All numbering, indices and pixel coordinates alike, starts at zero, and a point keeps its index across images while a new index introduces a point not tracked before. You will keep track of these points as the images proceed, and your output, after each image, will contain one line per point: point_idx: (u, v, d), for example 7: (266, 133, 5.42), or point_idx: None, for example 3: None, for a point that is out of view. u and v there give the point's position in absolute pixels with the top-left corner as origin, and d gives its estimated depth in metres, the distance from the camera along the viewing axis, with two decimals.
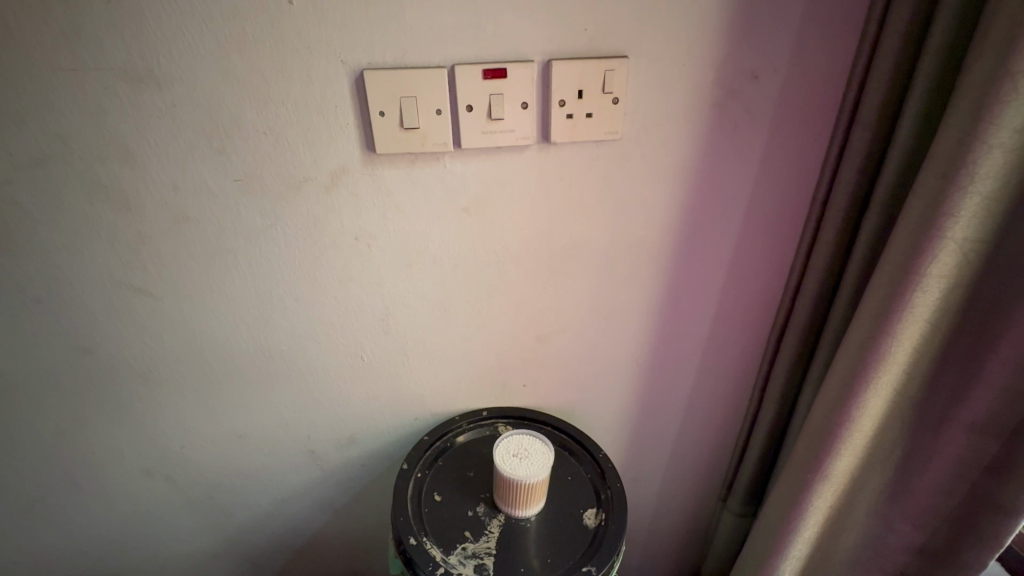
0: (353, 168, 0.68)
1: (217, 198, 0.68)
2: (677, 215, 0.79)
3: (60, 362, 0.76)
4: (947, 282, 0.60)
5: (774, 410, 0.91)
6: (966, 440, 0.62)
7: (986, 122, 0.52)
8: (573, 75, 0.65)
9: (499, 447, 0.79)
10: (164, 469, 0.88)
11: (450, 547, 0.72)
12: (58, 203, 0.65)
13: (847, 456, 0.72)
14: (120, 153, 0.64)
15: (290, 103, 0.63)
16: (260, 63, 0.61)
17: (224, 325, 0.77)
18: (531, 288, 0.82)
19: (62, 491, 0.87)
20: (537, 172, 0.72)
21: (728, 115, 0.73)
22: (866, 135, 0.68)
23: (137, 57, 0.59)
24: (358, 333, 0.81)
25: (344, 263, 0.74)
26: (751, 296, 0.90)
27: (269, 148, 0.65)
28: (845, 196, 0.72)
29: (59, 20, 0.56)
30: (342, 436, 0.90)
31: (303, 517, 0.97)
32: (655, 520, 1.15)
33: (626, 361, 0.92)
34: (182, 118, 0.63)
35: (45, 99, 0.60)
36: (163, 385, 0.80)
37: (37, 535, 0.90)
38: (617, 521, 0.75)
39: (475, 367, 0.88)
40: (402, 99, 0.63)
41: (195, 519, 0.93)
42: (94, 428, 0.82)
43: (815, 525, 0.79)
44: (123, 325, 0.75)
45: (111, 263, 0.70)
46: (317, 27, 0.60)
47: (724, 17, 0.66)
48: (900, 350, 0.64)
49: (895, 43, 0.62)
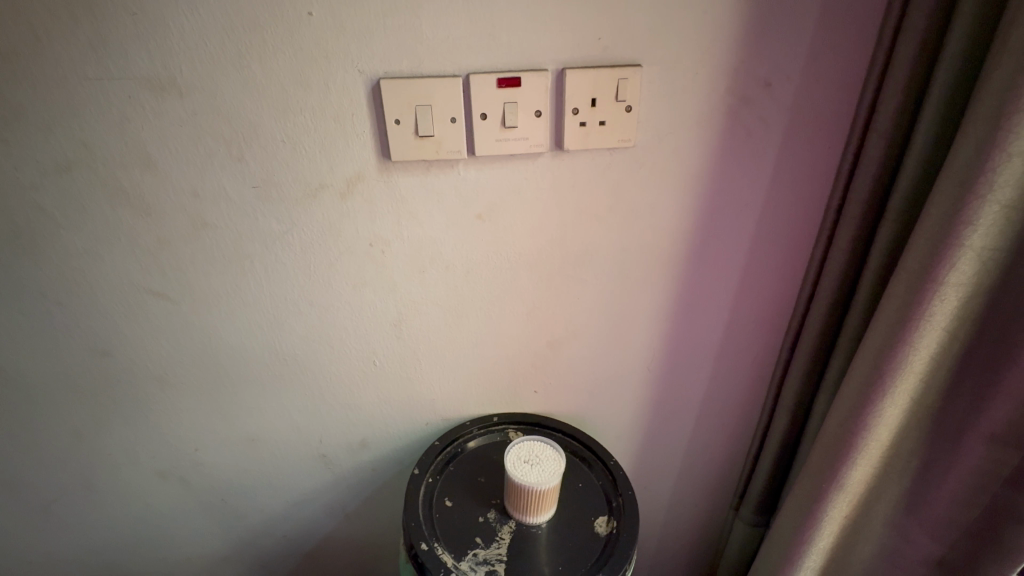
0: (368, 175, 0.69)
1: (234, 204, 0.69)
2: (688, 222, 0.79)
3: (81, 365, 0.78)
4: (964, 290, 0.59)
5: (787, 420, 0.90)
6: (985, 450, 0.61)
7: (1004, 130, 0.52)
8: (587, 83, 0.66)
9: (510, 453, 0.79)
10: (178, 471, 0.89)
11: (461, 554, 0.73)
12: (80, 208, 0.67)
13: (862, 466, 0.71)
14: (142, 160, 0.65)
15: (308, 111, 0.64)
16: (279, 72, 0.62)
17: (239, 330, 0.78)
18: (541, 294, 0.82)
19: (79, 491, 0.88)
20: (549, 180, 0.73)
21: (741, 123, 0.73)
22: (882, 143, 0.67)
23: (161, 68, 0.60)
24: (370, 338, 0.81)
25: (358, 269, 0.75)
26: (764, 303, 0.89)
27: (286, 155, 0.67)
28: (860, 203, 0.72)
29: (88, 32, 0.58)
30: (354, 441, 0.91)
31: (313, 521, 0.98)
32: (666, 529, 1.15)
33: (637, 369, 0.92)
34: (202, 125, 0.64)
35: (71, 107, 0.61)
36: (179, 388, 0.81)
37: (54, 534, 0.91)
38: (629, 529, 0.75)
39: (486, 373, 0.88)
40: (418, 107, 0.64)
41: (208, 522, 0.94)
42: (112, 430, 0.83)
43: (830, 536, 0.78)
44: (141, 328, 0.76)
45: (131, 267, 0.71)
46: (336, 37, 0.61)
47: (738, 26, 0.66)
48: (917, 359, 0.64)
49: (911, 52, 0.62)
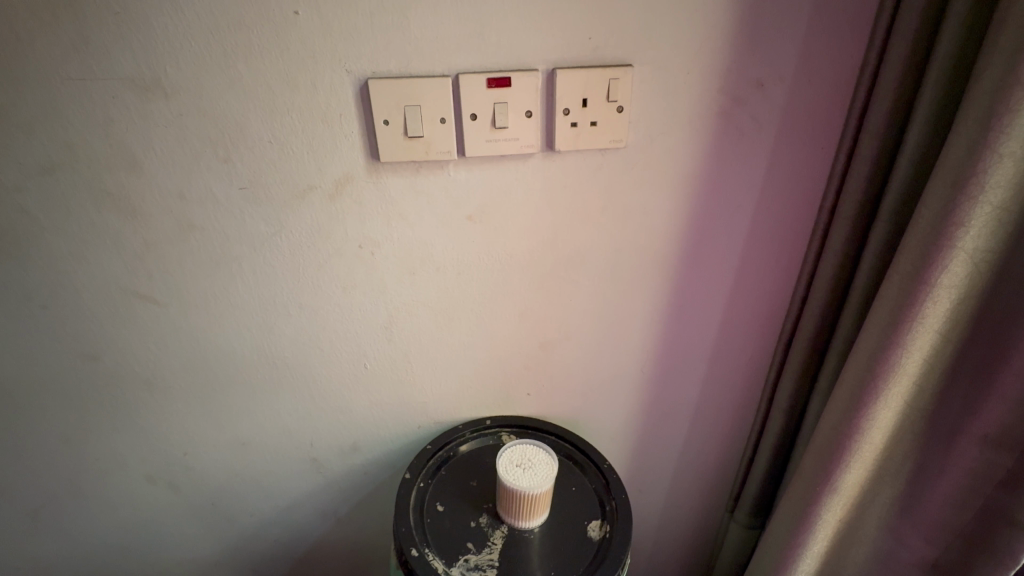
0: (358, 176, 0.68)
1: (222, 206, 0.68)
2: (680, 222, 0.79)
3: (68, 370, 0.77)
4: (957, 293, 0.59)
5: (781, 423, 0.90)
6: (979, 453, 0.61)
7: (995, 131, 0.51)
8: (578, 84, 0.65)
9: (502, 456, 0.79)
10: (168, 476, 0.88)
11: (452, 560, 0.72)
12: (66, 210, 0.66)
13: (856, 468, 0.71)
14: (128, 161, 0.64)
15: (296, 112, 0.64)
16: (266, 73, 0.61)
17: (229, 332, 0.77)
18: (533, 296, 0.81)
19: (68, 497, 0.87)
20: (540, 181, 0.72)
21: (734, 123, 0.72)
22: (874, 144, 0.67)
23: (147, 68, 0.59)
24: (361, 340, 0.80)
25: (348, 271, 0.74)
26: (758, 304, 0.89)
27: (274, 156, 0.66)
28: (853, 204, 0.71)
29: (70, 32, 0.57)
30: (345, 444, 0.90)
31: (305, 525, 0.97)
32: (661, 532, 1.14)
33: (631, 371, 0.91)
34: (189, 126, 0.63)
35: (55, 108, 0.60)
36: (167, 391, 0.80)
37: (42, 540, 0.90)
38: (622, 533, 0.74)
39: (478, 375, 0.87)
40: (408, 108, 0.63)
41: (198, 527, 0.93)
42: (100, 435, 0.82)
43: (825, 539, 0.77)
44: (128, 332, 0.75)
45: (117, 269, 0.70)
46: (323, 37, 0.60)
47: (730, 26, 0.66)
48: (911, 361, 0.63)
49: (903, 52, 0.62)
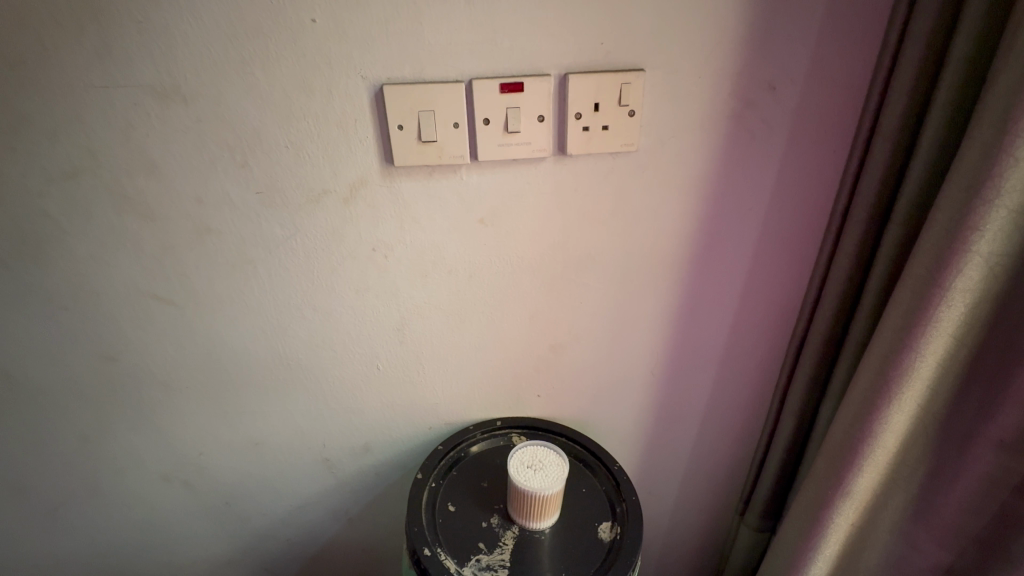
0: (371, 180, 0.69)
1: (238, 210, 0.69)
2: (691, 225, 0.79)
3: (87, 370, 0.78)
4: (971, 297, 0.59)
5: (792, 426, 0.90)
6: (993, 458, 0.61)
7: (1011, 135, 0.51)
8: (590, 88, 0.66)
9: (513, 458, 0.79)
10: (182, 474, 0.89)
11: (464, 560, 0.72)
12: (87, 214, 0.67)
13: (869, 472, 0.71)
14: (147, 165, 0.65)
15: (312, 117, 0.64)
16: (282, 78, 0.62)
17: (243, 334, 0.78)
18: (543, 298, 0.81)
19: (85, 494, 0.88)
20: (551, 184, 0.73)
21: (746, 127, 0.72)
22: (888, 148, 0.67)
23: (166, 76, 0.61)
24: (373, 342, 0.81)
25: (361, 273, 0.75)
26: (769, 306, 0.88)
27: (290, 161, 0.67)
28: (866, 207, 0.71)
29: (93, 40, 0.58)
30: (357, 445, 0.91)
31: (317, 525, 0.98)
32: (670, 534, 1.14)
33: (641, 373, 0.92)
34: (208, 131, 0.64)
35: (77, 113, 0.62)
36: (184, 391, 0.82)
37: (58, 536, 0.91)
38: (633, 535, 0.75)
39: (488, 376, 0.88)
40: (421, 113, 0.64)
41: (211, 525, 0.94)
42: (117, 434, 0.84)
43: (836, 542, 0.77)
44: (146, 333, 0.76)
45: (136, 271, 0.72)
46: (339, 44, 0.61)
47: (742, 31, 0.66)
48: (925, 365, 0.63)
49: (917, 55, 0.61)
